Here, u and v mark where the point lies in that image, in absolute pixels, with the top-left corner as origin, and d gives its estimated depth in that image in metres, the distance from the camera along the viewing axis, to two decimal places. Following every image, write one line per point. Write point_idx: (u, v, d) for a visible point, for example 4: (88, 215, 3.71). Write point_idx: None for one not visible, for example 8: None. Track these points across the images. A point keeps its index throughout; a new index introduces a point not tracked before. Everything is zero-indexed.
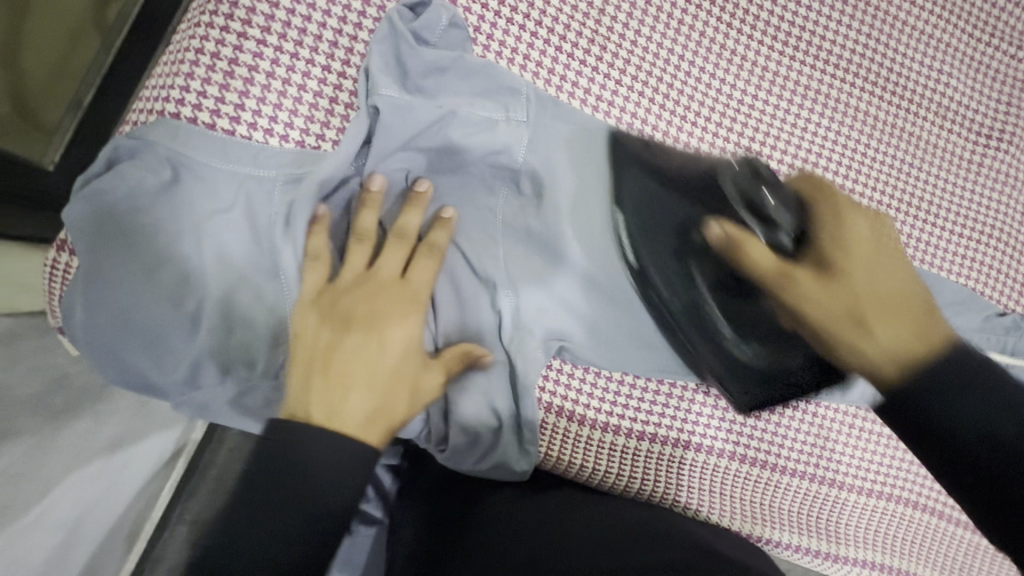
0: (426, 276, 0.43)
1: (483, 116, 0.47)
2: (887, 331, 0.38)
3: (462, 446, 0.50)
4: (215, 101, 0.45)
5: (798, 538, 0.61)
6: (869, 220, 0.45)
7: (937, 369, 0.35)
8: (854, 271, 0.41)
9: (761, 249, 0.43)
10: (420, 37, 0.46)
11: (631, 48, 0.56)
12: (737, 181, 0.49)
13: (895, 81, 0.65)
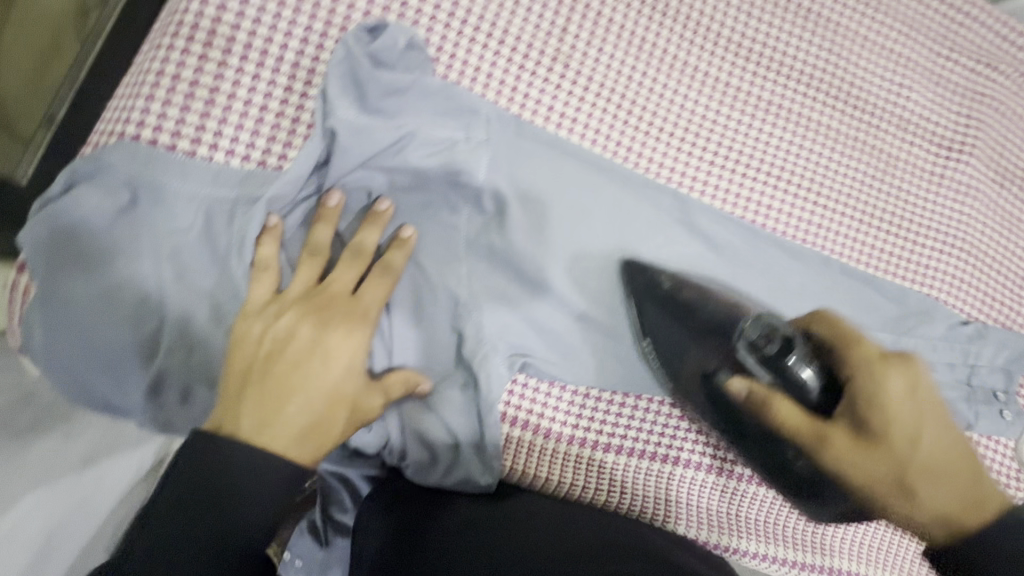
0: (377, 296, 0.44)
1: (443, 137, 0.49)
2: (938, 497, 0.43)
3: (417, 461, 0.53)
4: (175, 122, 0.45)
5: (764, 546, 0.62)
6: (896, 373, 0.48)
7: (992, 535, 0.39)
8: (893, 435, 0.46)
9: (792, 409, 0.49)
10: (378, 60, 0.47)
11: (594, 65, 0.57)
12: (753, 336, 0.52)
13: (857, 95, 0.66)
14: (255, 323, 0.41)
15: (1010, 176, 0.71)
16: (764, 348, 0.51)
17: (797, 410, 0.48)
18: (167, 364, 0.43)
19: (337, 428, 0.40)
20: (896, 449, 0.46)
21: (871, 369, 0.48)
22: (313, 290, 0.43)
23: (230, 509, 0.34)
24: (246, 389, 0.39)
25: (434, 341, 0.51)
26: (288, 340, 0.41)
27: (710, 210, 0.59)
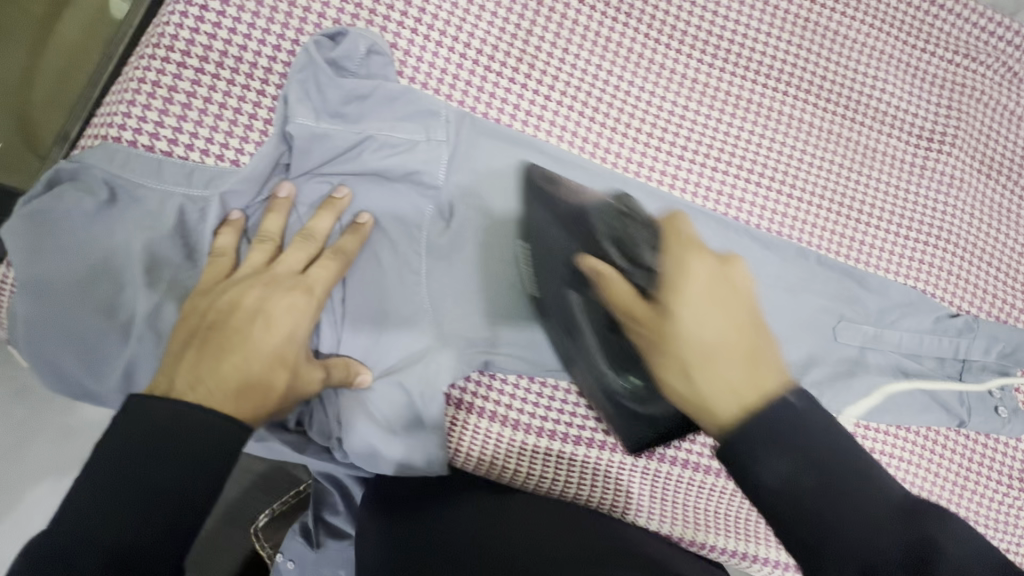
0: (324, 275, 0.46)
1: (403, 138, 0.51)
2: (710, 390, 0.36)
3: (363, 453, 0.51)
4: (154, 125, 0.48)
5: (739, 543, 0.62)
6: (714, 258, 0.40)
7: (752, 430, 0.33)
8: (682, 310, 0.38)
9: (618, 284, 0.42)
10: (338, 65, 0.49)
11: (558, 65, 0.59)
12: (604, 217, 0.50)
13: (829, 88, 0.66)
14: (202, 299, 0.43)
15: (1001, 166, 0.69)
16: (608, 224, 0.49)
17: (620, 283, 0.42)
18: (137, 353, 0.45)
19: (274, 394, 0.41)
20: (672, 333, 0.38)
21: (688, 241, 0.41)
22: (262, 269, 0.45)
23: (199, 481, 0.36)
24: (183, 355, 0.40)
25: (397, 333, 0.51)
26: (230, 313, 0.42)
27: (651, 190, 0.60)
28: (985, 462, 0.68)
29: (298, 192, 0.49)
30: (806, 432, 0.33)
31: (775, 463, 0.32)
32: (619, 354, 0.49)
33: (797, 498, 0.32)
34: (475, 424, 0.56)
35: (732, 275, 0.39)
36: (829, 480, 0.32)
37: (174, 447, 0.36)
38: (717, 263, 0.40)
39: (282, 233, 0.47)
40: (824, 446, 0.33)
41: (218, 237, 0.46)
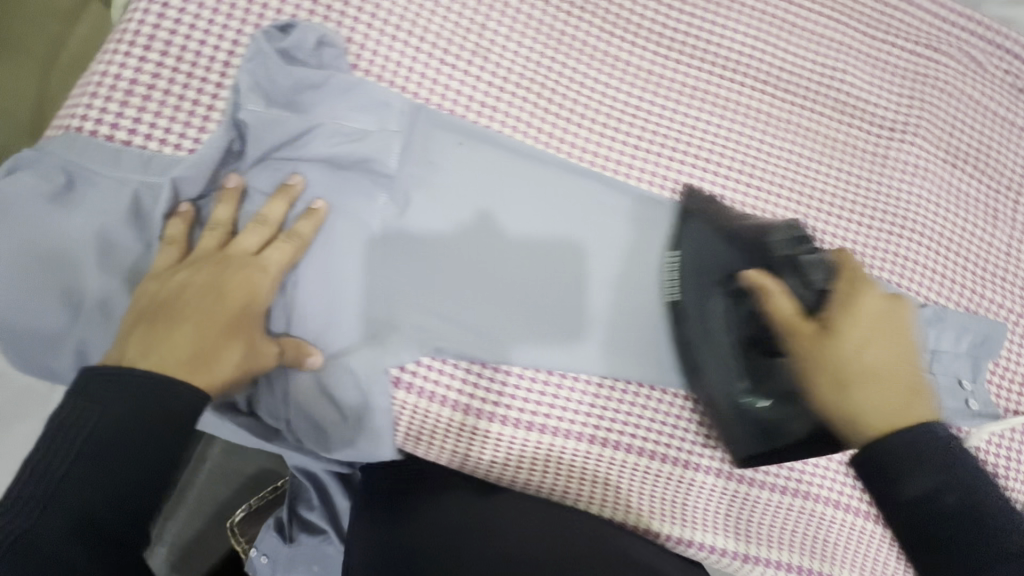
0: (278, 257, 0.48)
1: (354, 126, 0.52)
2: (864, 402, 0.48)
3: (314, 433, 0.54)
4: (115, 115, 0.50)
5: (690, 532, 0.63)
6: (884, 301, 0.52)
7: (900, 444, 0.45)
8: (848, 335, 0.50)
9: (785, 305, 0.52)
10: (287, 57, 0.51)
11: (514, 58, 0.60)
12: (783, 243, 0.57)
13: (787, 79, 0.66)
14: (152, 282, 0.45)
15: (967, 156, 0.68)
16: (786, 250, 0.56)
17: (787, 304, 0.52)
18: (92, 336, 0.47)
19: (228, 367, 0.43)
20: (841, 355, 0.50)
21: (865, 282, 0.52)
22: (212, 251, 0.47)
23: (160, 438, 0.38)
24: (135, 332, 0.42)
25: (347, 316, 0.52)
26: (180, 293, 0.44)
27: (611, 181, 0.61)
28: None
29: (248, 178, 0.51)
30: (945, 460, 0.44)
31: (914, 476, 0.44)
32: (755, 367, 0.57)
33: (933, 504, 0.43)
34: (429, 411, 0.55)
35: (896, 315, 0.52)
36: (966, 496, 0.43)
37: (138, 407, 0.38)
38: (884, 305, 0.52)
39: (234, 219, 0.49)
40: (950, 473, 0.44)
41: (168, 226, 0.47)
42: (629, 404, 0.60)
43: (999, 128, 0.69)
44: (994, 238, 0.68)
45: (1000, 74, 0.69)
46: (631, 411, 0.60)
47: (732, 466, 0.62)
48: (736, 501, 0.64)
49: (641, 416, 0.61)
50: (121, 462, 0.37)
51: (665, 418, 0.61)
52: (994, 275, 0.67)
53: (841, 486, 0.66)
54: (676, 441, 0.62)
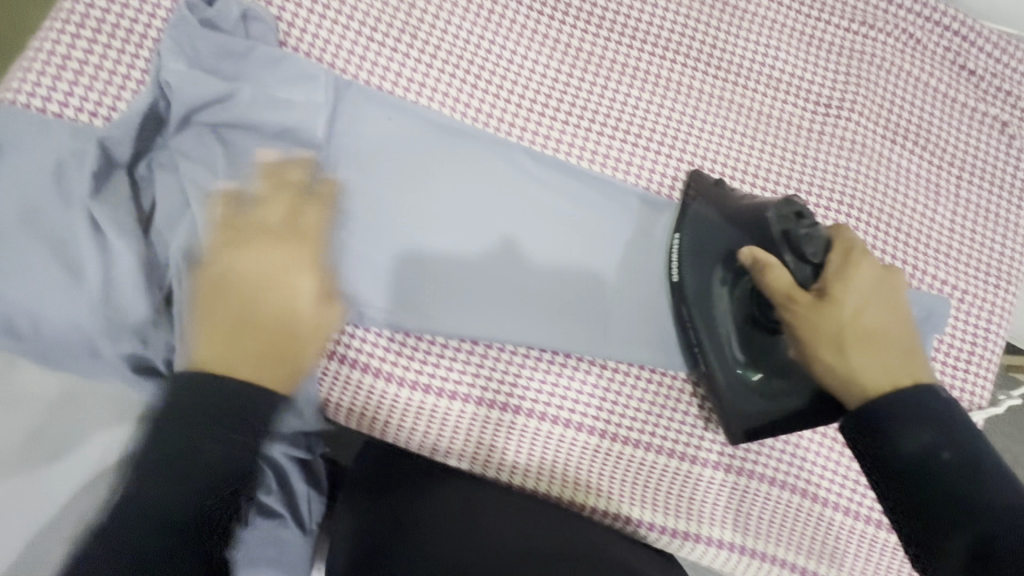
0: (313, 226, 0.52)
1: (280, 97, 0.53)
2: (860, 365, 0.47)
3: None
4: (48, 90, 0.51)
5: (627, 508, 0.62)
6: (878, 270, 0.51)
7: (895, 404, 0.43)
8: (845, 302, 0.49)
9: (781, 275, 0.51)
10: (211, 27, 0.52)
11: (442, 36, 0.61)
12: (781, 220, 0.53)
13: (719, 57, 0.67)
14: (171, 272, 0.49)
15: (907, 132, 0.68)
16: (787, 225, 0.53)
17: (785, 276, 0.51)
18: (11, 297, 0.48)
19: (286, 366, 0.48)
20: (835, 321, 0.48)
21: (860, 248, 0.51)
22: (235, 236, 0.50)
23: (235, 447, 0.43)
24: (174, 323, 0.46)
25: None
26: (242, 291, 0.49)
27: (561, 163, 0.62)
28: None
29: (173, 144, 0.52)
30: (939, 418, 0.43)
31: (916, 435, 0.42)
32: (751, 345, 0.57)
33: (929, 466, 0.41)
34: (351, 378, 0.57)
35: (889, 284, 0.51)
36: (965, 460, 0.41)
37: (216, 426, 0.42)
38: (876, 270, 0.51)
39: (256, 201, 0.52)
40: (951, 433, 0.42)
41: (196, 213, 0.51)
42: (554, 375, 0.60)
43: (937, 104, 0.69)
44: (936, 213, 0.68)
45: (938, 51, 0.69)
46: (558, 382, 0.61)
47: (663, 440, 0.62)
48: (674, 477, 0.63)
49: (576, 387, 0.61)
50: (204, 475, 0.41)
51: (601, 394, 0.61)
52: (935, 249, 0.67)
53: (783, 464, 0.65)
54: (607, 414, 0.62)
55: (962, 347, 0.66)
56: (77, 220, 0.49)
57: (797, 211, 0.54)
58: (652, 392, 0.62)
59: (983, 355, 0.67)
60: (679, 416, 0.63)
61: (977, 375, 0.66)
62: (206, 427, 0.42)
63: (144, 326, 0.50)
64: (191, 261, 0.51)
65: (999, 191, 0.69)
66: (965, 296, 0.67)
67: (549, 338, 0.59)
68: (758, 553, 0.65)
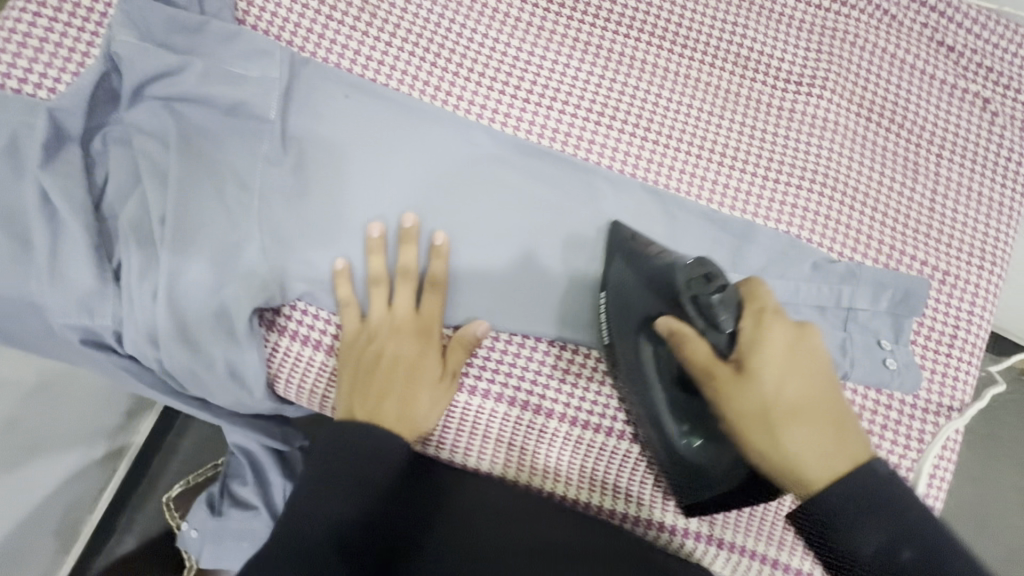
0: (434, 307, 0.56)
1: (232, 72, 0.54)
2: (794, 453, 0.42)
3: (191, 380, 0.53)
4: (9, 67, 0.52)
5: (626, 503, 0.60)
6: (792, 330, 0.46)
7: (836, 501, 0.40)
8: (765, 375, 0.44)
9: (697, 347, 0.47)
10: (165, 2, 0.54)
11: (402, 15, 0.61)
12: (692, 284, 0.49)
13: (685, 35, 0.66)
14: (355, 351, 0.53)
15: (882, 110, 0.67)
16: (696, 289, 0.48)
17: (702, 349, 0.46)
18: None
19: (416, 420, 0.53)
20: (759, 402, 0.44)
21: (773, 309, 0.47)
22: (388, 316, 0.55)
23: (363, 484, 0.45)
24: (380, 394, 0.51)
25: (215, 256, 0.52)
26: (373, 361, 0.53)
27: (522, 142, 0.60)
28: (889, 427, 0.61)
29: (128, 117, 0.53)
30: (892, 512, 0.39)
31: (864, 537, 0.39)
32: (686, 417, 0.51)
33: (893, 569, 0.38)
34: (311, 360, 0.55)
35: (809, 345, 0.46)
36: (927, 556, 0.38)
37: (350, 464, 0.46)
38: (794, 332, 0.46)
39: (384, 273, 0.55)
40: (916, 524, 0.38)
41: (338, 289, 0.54)
42: (536, 360, 0.59)
43: (914, 82, 0.67)
44: (914, 193, 0.65)
45: (914, 28, 0.68)
46: (515, 362, 0.59)
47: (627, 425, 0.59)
48: (641, 466, 0.59)
49: (563, 377, 0.59)
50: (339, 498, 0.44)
51: (591, 385, 0.59)
52: (913, 228, 0.65)
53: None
54: (565, 396, 0.59)
55: (944, 330, 0.63)
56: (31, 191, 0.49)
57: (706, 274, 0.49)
58: None
59: (969, 339, 0.63)
60: None
61: (963, 359, 0.63)
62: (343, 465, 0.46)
63: (90, 297, 0.50)
64: (139, 234, 0.51)
65: (982, 170, 0.67)
66: (945, 277, 0.64)
67: (511, 317, 0.57)
68: (737, 548, 0.60)
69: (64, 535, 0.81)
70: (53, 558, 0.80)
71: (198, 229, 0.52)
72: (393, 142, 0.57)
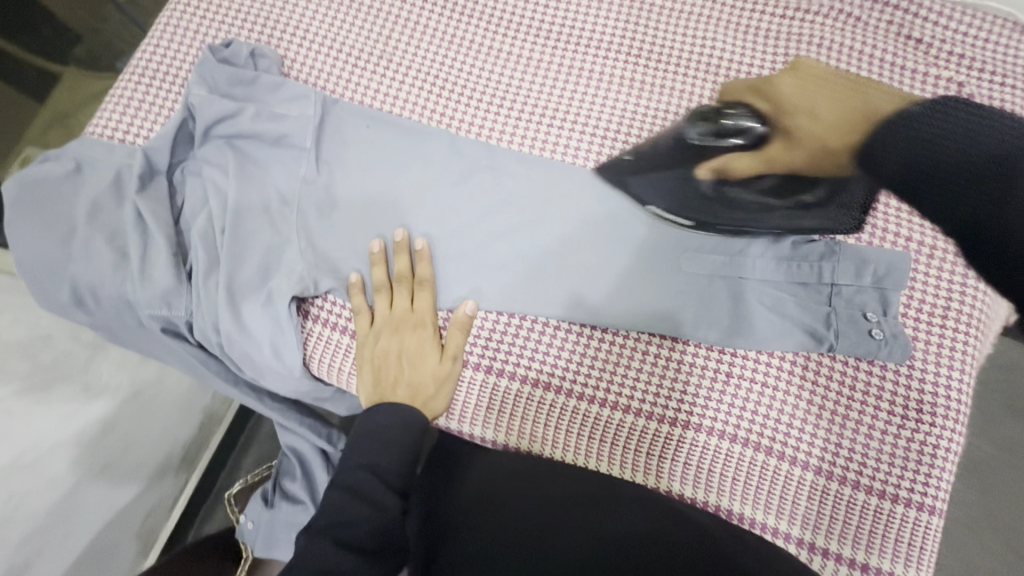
0: (426, 302, 0.63)
1: (279, 112, 0.67)
2: (837, 126, 0.54)
3: (245, 362, 0.63)
4: (119, 125, 0.69)
5: (643, 479, 0.62)
6: (792, 80, 0.64)
7: (896, 148, 0.48)
8: (796, 120, 0.59)
9: (744, 160, 0.61)
10: (227, 62, 0.68)
11: (411, 57, 0.74)
12: (698, 130, 0.66)
13: (659, 51, 0.74)
14: (365, 349, 0.61)
15: None
16: (704, 129, 0.65)
17: (744, 156, 0.61)
18: (75, 272, 0.63)
19: (431, 393, 0.59)
20: (799, 127, 0.58)
21: (770, 89, 0.64)
22: (390, 314, 0.62)
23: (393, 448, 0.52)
24: (394, 385, 0.58)
25: (265, 257, 0.64)
26: (381, 356, 0.60)
27: (519, 155, 0.69)
28: (885, 394, 0.61)
29: (200, 151, 0.67)
30: (965, 132, 0.44)
31: (888, 155, 0.48)
32: (789, 184, 0.60)
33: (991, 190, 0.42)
34: (333, 340, 0.64)
35: (813, 81, 0.64)
36: (930, 151, 0.45)
37: (377, 436, 0.53)
38: (800, 78, 0.64)
39: (385, 278, 0.63)
40: (919, 133, 0.46)
41: (352, 298, 0.63)
42: (553, 342, 0.65)
43: (886, 72, 0.71)
44: None
45: (880, 26, 0.73)
46: (523, 342, 0.65)
47: (621, 396, 0.63)
48: (634, 435, 0.62)
49: (577, 359, 0.64)
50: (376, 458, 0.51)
51: (602, 365, 0.64)
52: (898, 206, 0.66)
53: (758, 426, 0.61)
54: (561, 368, 0.64)
55: (936, 303, 0.63)
56: (127, 214, 0.63)
57: (707, 114, 0.66)
58: (603, 350, 0.64)
59: (972, 312, 0.62)
60: (678, 385, 0.63)
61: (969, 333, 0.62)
62: (378, 434, 0.53)
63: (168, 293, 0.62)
64: (206, 244, 0.63)
65: None
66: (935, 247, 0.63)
67: (511, 301, 0.64)
68: (735, 516, 0.60)
69: (144, 539, 0.90)
70: (136, 558, 0.88)
71: (251, 237, 0.64)
72: (405, 158, 0.69)
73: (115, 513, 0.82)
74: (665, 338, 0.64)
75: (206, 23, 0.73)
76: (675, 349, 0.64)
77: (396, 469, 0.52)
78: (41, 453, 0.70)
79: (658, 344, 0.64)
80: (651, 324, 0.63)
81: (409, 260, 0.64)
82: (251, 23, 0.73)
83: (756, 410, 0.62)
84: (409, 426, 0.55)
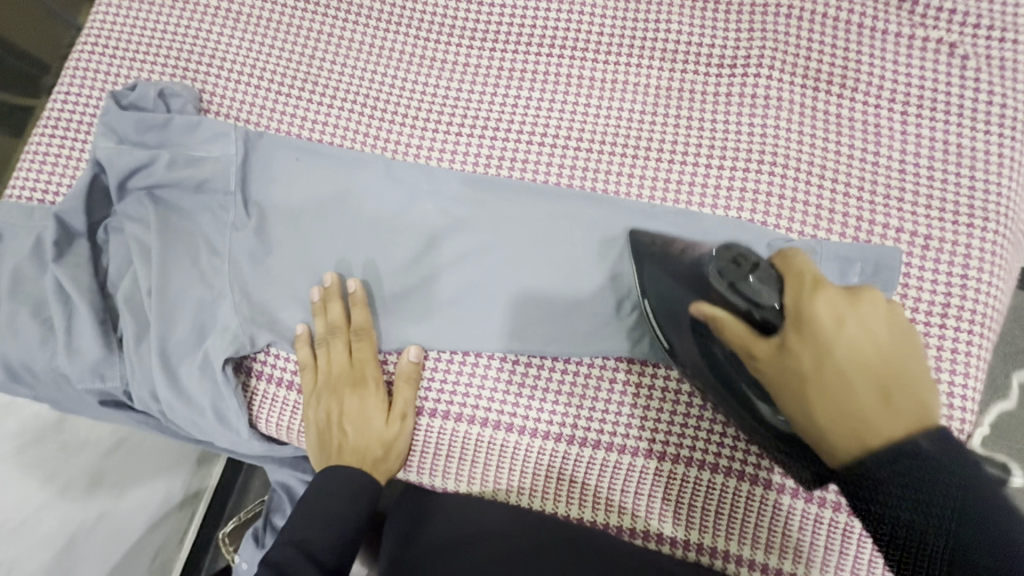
0: (367, 353, 0.59)
1: (195, 155, 0.62)
2: (882, 422, 0.36)
3: (191, 427, 0.60)
4: (39, 184, 0.65)
5: (619, 519, 0.57)
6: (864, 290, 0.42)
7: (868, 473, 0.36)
8: (805, 348, 0.41)
9: (732, 323, 0.46)
10: (135, 108, 0.64)
11: (339, 77, 0.67)
12: (722, 265, 0.50)
13: (609, 41, 0.67)
14: (309, 410, 0.58)
15: (830, 76, 0.63)
16: (728, 275, 0.48)
17: (738, 326, 0.46)
18: (2, 350, 0.59)
19: (380, 454, 0.57)
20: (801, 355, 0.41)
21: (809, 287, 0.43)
22: (329, 369, 0.59)
23: (336, 513, 0.53)
24: (339, 449, 0.57)
25: (197, 316, 0.60)
26: (325, 418, 0.58)
27: (460, 175, 0.63)
28: None
29: (119, 207, 0.62)
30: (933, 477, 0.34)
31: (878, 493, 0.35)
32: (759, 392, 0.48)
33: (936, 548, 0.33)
34: (274, 396, 0.61)
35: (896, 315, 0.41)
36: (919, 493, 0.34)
37: (318, 501, 0.53)
38: (835, 294, 0.41)
39: (320, 330, 0.60)
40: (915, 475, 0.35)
41: (297, 353, 0.60)
42: (511, 381, 0.60)
43: (865, 40, 0.63)
44: (881, 156, 0.60)
45: None
46: (477, 384, 0.60)
47: (590, 431, 0.58)
48: (606, 473, 0.57)
49: (542, 396, 0.59)
50: (315, 526, 0.51)
51: (566, 399, 0.59)
52: (887, 193, 0.59)
53: (742, 453, 0.56)
54: (521, 406, 0.59)
55: (934, 300, 0.55)
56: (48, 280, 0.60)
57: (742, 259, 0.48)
58: (567, 384, 0.59)
59: (979, 309, 0.55)
60: (652, 413, 0.58)
61: (977, 329, 0.54)
62: (321, 499, 0.53)
63: (99, 363, 0.59)
64: (134, 307, 0.60)
65: (958, 119, 0.60)
66: (928, 242, 0.57)
67: (459, 340, 0.60)
68: (721, 554, 0.56)
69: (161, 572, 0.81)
70: None
71: (180, 295, 0.60)
72: (337, 191, 0.63)
73: (117, 562, 0.71)
74: (635, 362, 0.59)
75: (119, 67, 0.68)
76: (645, 375, 0.59)
77: (331, 546, 0.51)
78: (26, 516, 0.60)
79: (626, 370, 0.59)
80: (616, 350, 0.58)
81: (344, 307, 0.60)
82: (165, 61, 0.68)
83: (738, 435, 0.57)
84: (354, 495, 0.54)
